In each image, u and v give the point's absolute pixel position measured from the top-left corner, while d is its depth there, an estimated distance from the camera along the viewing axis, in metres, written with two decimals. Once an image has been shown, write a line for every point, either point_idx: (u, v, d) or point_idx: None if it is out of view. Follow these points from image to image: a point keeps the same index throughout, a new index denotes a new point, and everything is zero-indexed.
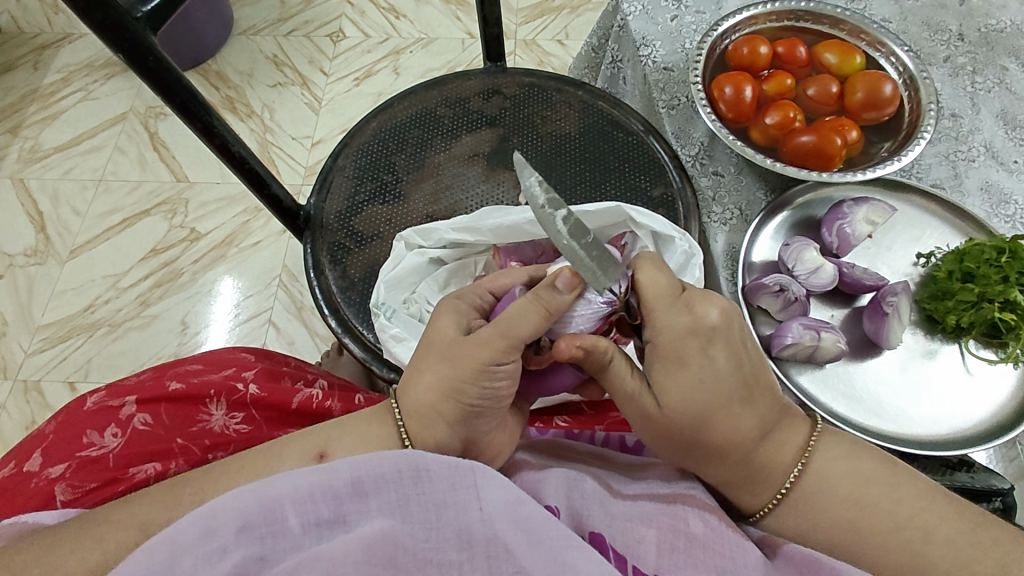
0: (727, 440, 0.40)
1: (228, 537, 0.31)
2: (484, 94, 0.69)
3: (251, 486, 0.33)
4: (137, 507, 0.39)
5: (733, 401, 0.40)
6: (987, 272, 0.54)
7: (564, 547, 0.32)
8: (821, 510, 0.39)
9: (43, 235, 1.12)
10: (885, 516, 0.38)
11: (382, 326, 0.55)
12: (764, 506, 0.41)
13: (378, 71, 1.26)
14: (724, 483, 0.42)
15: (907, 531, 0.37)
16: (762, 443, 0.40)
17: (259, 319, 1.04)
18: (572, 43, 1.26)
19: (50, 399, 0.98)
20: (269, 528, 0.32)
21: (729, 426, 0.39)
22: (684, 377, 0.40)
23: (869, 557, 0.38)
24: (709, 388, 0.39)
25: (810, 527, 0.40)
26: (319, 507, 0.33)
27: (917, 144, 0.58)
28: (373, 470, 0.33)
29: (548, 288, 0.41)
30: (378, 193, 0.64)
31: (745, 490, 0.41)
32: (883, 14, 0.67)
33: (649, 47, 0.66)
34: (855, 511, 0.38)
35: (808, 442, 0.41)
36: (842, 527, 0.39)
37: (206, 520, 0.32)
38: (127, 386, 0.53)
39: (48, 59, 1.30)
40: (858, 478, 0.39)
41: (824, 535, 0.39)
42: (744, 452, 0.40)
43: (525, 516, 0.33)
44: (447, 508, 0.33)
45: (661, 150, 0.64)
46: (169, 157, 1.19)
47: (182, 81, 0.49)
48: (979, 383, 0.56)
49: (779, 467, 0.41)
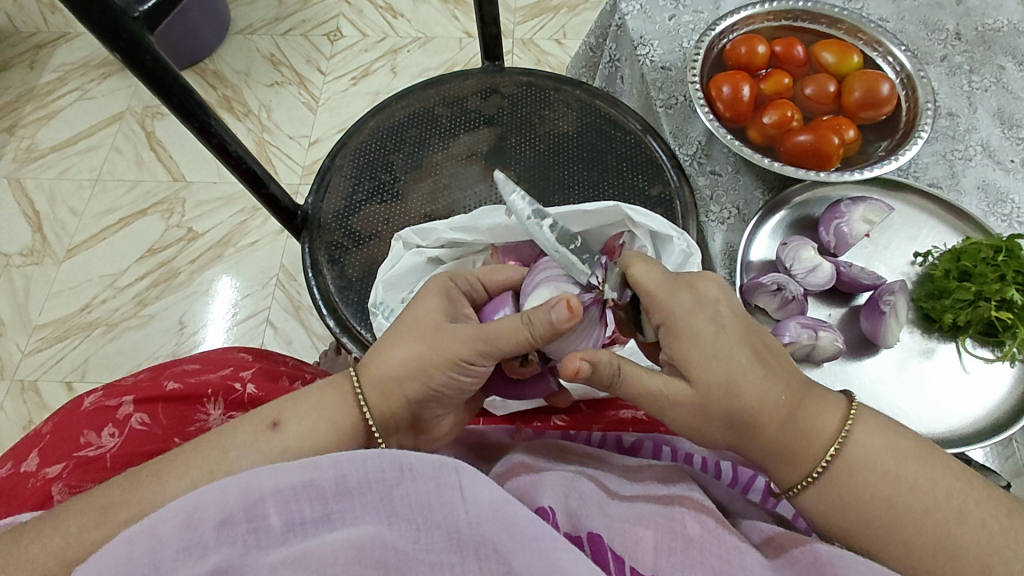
0: (759, 408, 0.39)
1: (208, 533, 0.31)
2: (482, 93, 0.68)
3: (234, 480, 0.33)
4: (95, 497, 0.38)
5: (758, 368, 0.40)
6: (983, 271, 0.54)
7: (551, 547, 0.32)
8: (859, 486, 0.38)
9: (39, 235, 1.12)
10: (918, 495, 0.37)
11: (380, 327, 0.56)
12: (802, 481, 0.40)
13: (376, 70, 1.26)
14: (765, 457, 0.41)
15: (942, 510, 0.37)
16: (794, 412, 0.40)
17: (257, 318, 1.04)
18: (569, 43, 1.26)
19: (47, 399, 0.98)
20: (251, 524, 0.32)
21: (757, 392, 0.39)
22: (710, 343, 0.40)
23: (904, 535, 0.37)
24: (729, 357, 0.39)
25: (843, 511, 0.39)
26: (302, 506, 0.33)
27: (915, 143, 0.58)
28: (357, 470, 0.33)
29: (543, 315, 0.40)
30: (376, 192, 0.64)
31: (783, 464, 0.40)
32: (881, 13, 0.67)
33: (648, 46, 0.66)
34: (893, 485, 0.38)
35: (846, 416, 0.40)
36: (880, 502, 0.38)
37: (186, 514, 0.32)
38: (124, 387, 0.52)
39: (45, 58, 1.29)
40: (895, 455, 0.39)
41: (863, 513, 0.38)
42: (778, 420, 0.40)
43: (508, 515, 0.33)
44: (433, 510, 0.33)
45: (659, 149, 0.64)
46: (166, 157, 1.18)
47: (179, 79, 0.49)
48: (976, 381, 0.56)
49: (818, 437, 0.40)
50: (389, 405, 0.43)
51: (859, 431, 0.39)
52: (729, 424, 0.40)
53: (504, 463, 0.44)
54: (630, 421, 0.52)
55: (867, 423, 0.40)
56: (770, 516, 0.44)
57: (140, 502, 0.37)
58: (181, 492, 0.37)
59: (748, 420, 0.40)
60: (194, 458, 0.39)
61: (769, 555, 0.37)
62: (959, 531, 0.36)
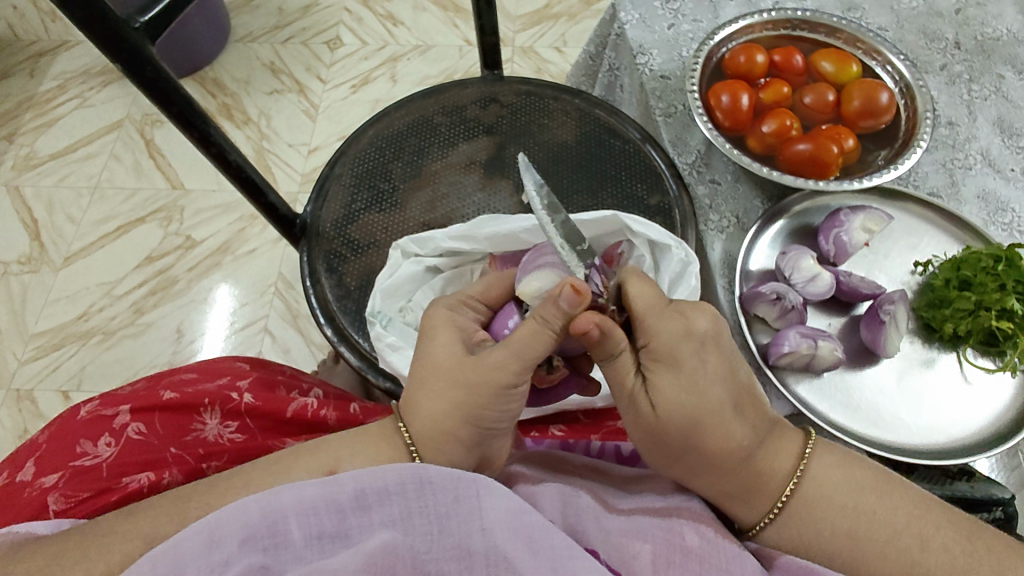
0: (723, 448, 0.39)
1: (231, 550, 0.32)
2: (482, 101, 0.68)
3: (256, 498, 0.34)
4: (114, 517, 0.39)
5: (726, 409, 0.40)
6: (983, 281, 0.53)
7: (564, 556, 0.33)
8: (824, 516, 0.40)
9: (37, 242, 1.11)
10: (879, 525, 0.39)
11: (378, 335, 0.55)
12: (762, 519, 0.41)
13: (376, 78, 1.26)
14: (723, 495, 0.41)
15: (904, 539, 0.38)
16: (753, 453, 0.40)
17: (254, 327, 1.04)
18: (570, 51, 1.26)
19: (43, 408, 0.98)
20: (273, 540, 0.33)
21: (724, 432, 0.39)
22: (682, 378, 0.39)
23: (869, 567, 0.38)
24: (702, 396, 0.39)
25: (807, 546, 0.40)
26: (322, 520, 0.34)
27: (914, 153, 0.58)
28: (377, 482, 0.34)
29: (551, 304, 0.39)
30: (374, 201, 0.63)
31: (741, 501, 0.41)
32: (879, 22, 0.67)
33: (647, 55, 0.66)
34: (852, 520, 0.39)
35: (803, 453, 0.41)
36: (843, 537, 0.39)
37: (208, 531, 0.33)
38: (121, 397, 0.52)
39: (45, 66, 1.29)
40: (852, 485, 0.40)
41: (826, 548, 0.39)
42: (740, 460, 0.40)
43: (526, 524, 0.34)
44: (450, 522, 0.34)
45: (658, 158, 0.64)
46: (165, 165, 1.18)
47: (179, 89, 0.49)
48: (978, 391, 0.55)
49: (776, 475, 0.40)
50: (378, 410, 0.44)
51: (813, 466, 0.41)
52: (691, 459, 0.40)
53: (501, 473, 0.45)
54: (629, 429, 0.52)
55: (824, 457, 0.41)
56: None
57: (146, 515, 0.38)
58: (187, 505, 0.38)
59: (711, 461, 0.40)
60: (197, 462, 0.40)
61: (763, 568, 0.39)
62: (922, 559, 0.38)
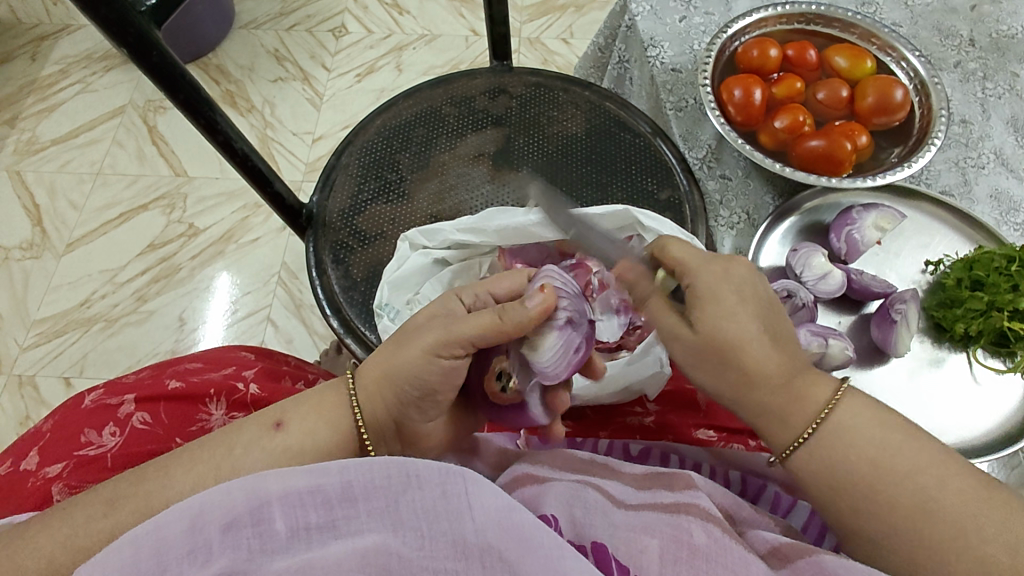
0: (751, 372, 0.41)
1: (216, 536, 0.32)
2: (490, 92, 0.68)
3: (240, 483, 0.33)
4: (101, 490, 0.38)
5: (759, 336, 0.41)
6: (996, 281, 0.53)
7: (558, 556, 0.33)
8: (847, 446, 0.38)
9: (39, 228, 1.11)
10: (901, 459, 0.37)
11: (385, 328, 0.55)
12: (792, 443, 0.40)
13: (381, 68, 1.25)
14: (757, 416, 0.42)
15: (924, 474, 0.36)
16: (797, 374, 0.41)
17: (257, 316, 1.03)
18: (576, 43, 1.25)
19: (45, 395, 0.97)
20: (256, 527, 0.33)
21: (757, 352, 0.41)
22: (720, 313, 0.41)
23: (888, 495, 0.36)
24: (735, 320, 0.41)
25: (830, 476, 0.38)
26: (308, 512, 0.33)
27: (928, 150, 0.57)
28: (364, 475, 0.34)
29: (517, 304, 0.41)
30: (381, 192, 0.63)
31: (776, 425, 0.41)
32: (894, 18, 0.66)
33: (658, 48, 0.65)
34: (875, 447, 0.38)
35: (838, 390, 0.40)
36: (864, 465, 0.37)
37: (192, 516, 0.32)
38: (126, 385, 0.52)
39: (46, 50, 1.28)
40: (884, 426, 0.38)
41: (847, 472, 0.38)
42: (772, 384, 0.41)
43: (516, 522, 0.34)
44: (439, 519, 0.34)
45: (668, 152, 0.63)
46: (168, 151, 1.18)
47: (186, 76, 0.48)
48: (987, 392, 0.55)
49: (811, 403, 0.40)
50: (385, 401, 0.44)
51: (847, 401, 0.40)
52: (723, 376, 0.42)
53: (508, 472, 0.44)
54: (637, 428, 0.52)
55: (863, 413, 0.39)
56: (777, 525, 0.42)
57: (147, 494, 0.38)
58: (185, 493, 0.38)
59: (746, 383, 0.41)
60: (201, 454, 0.40)
61: (773, 565, 0.37)
62: (938, 497, 0.36)
